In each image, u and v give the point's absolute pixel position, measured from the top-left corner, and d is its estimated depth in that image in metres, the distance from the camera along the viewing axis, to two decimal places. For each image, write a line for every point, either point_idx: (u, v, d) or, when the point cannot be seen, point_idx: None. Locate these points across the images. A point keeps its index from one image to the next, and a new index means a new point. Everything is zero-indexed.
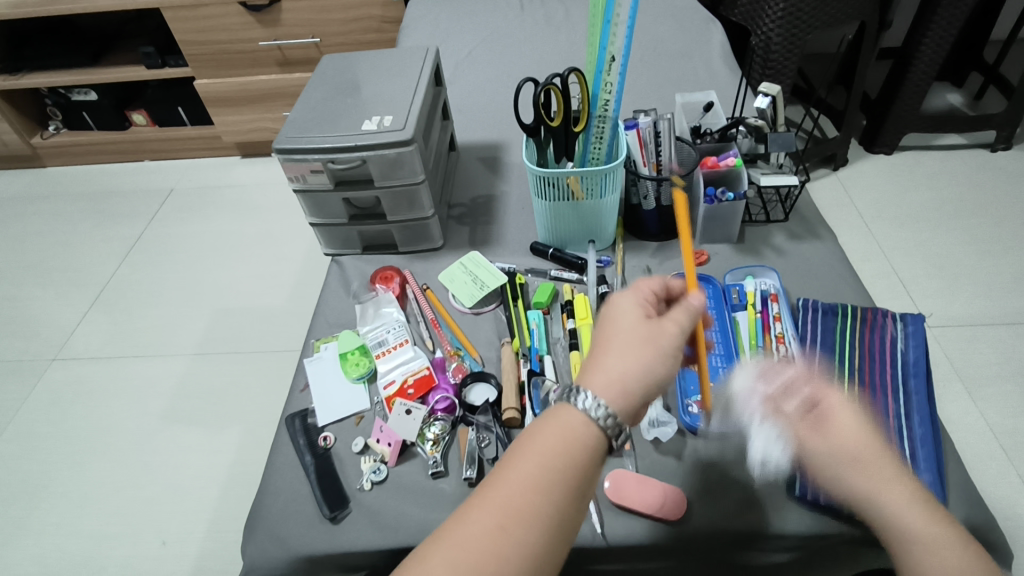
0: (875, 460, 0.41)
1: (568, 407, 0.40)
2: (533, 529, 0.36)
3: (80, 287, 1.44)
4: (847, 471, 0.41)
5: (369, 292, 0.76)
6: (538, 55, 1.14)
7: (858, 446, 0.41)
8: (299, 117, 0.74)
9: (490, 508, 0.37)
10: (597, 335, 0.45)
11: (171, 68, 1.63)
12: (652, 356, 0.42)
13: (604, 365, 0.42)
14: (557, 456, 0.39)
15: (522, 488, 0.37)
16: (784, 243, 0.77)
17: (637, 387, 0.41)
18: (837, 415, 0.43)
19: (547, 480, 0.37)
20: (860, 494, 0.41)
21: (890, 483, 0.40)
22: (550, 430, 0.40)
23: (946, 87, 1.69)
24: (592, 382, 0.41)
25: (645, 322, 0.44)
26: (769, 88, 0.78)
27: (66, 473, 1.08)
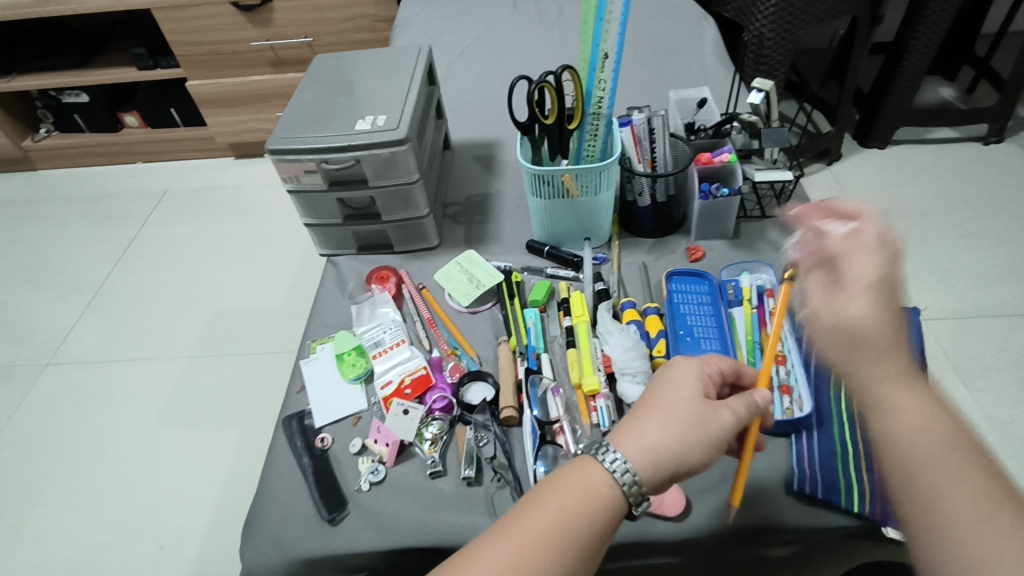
0: (873, 333, 0.38)
1: (595, 463, 0.40)
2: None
3: (74, 290, 1.43)
4: (839, 342, 0.40)
5: (365, 293, 0.75)
6: (532, 53, 1.14)
7: (860, 321, 0.39)
8: (292, 118, 0.74)
9: (501, 555, 0.37)
10: (647, 396, 0.44)
11: (163, 69, 1.62)
12: (695, 437, 0.42)
13: (644, 427, 0.42)
14: (573, 512, 0.38)
15: (534, 538, 0.37)
16: (780, 238, 0.77)
17: (668, 463, 0.41)
18: (851, 285, 0.40)
19: (561, 537, 0.37)
20: (849, 368, 0.39)
21: (881, 360, 0.38)
22: (572, 483, 0.40)
23: (938, 81, 1.70)
24: (627, 443, 0.41)
25: (701, 401, 0.43)
26: (763, 83, 0.78)
27: (62, 478, 1.08)
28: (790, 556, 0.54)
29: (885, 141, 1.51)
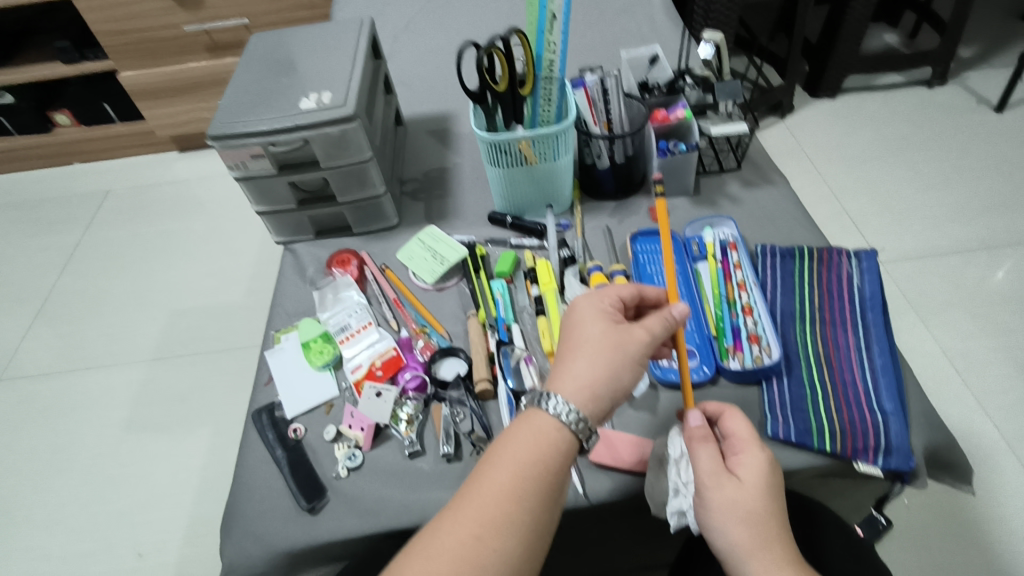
0: (764, 524, 0.42)
1: (540, 412, 0.42)
2: (509, 537, 0.38)
3: (20, 302, 1.36)
4: (737, 528, 0.42)
5: (326, 278, 0.73)
6: (480, 19, 1.10)
7: (751, 505, 0.43)
8: (232, 101, 0.70)
9: (467, 520, 0.38)
10: (566, 341, 0.47)
11: (91, 62, 1.54)
12: (621, 364, 0.45)
13: (571, 369, 0.44)
14: (529, 464, 0.40)
15: (496, 497, 0.39)
16: (739, 191, 0.78)
17: (604, 393, 0.44)
18: (747, 474, 0.44)
19: (521, 488, 0.39)
20: (738, 550, 0.42)
21: (770, 548, 0.42)
22: (520, 437, 0.42)
23: (882, 28, 1.73)
24: (561, 385, 0.44)
25: (613, 330, 0.46)
26: (712, 36, 0.77)
27: (27, 495, 1.04)
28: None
29: (834, 91, 1.54)
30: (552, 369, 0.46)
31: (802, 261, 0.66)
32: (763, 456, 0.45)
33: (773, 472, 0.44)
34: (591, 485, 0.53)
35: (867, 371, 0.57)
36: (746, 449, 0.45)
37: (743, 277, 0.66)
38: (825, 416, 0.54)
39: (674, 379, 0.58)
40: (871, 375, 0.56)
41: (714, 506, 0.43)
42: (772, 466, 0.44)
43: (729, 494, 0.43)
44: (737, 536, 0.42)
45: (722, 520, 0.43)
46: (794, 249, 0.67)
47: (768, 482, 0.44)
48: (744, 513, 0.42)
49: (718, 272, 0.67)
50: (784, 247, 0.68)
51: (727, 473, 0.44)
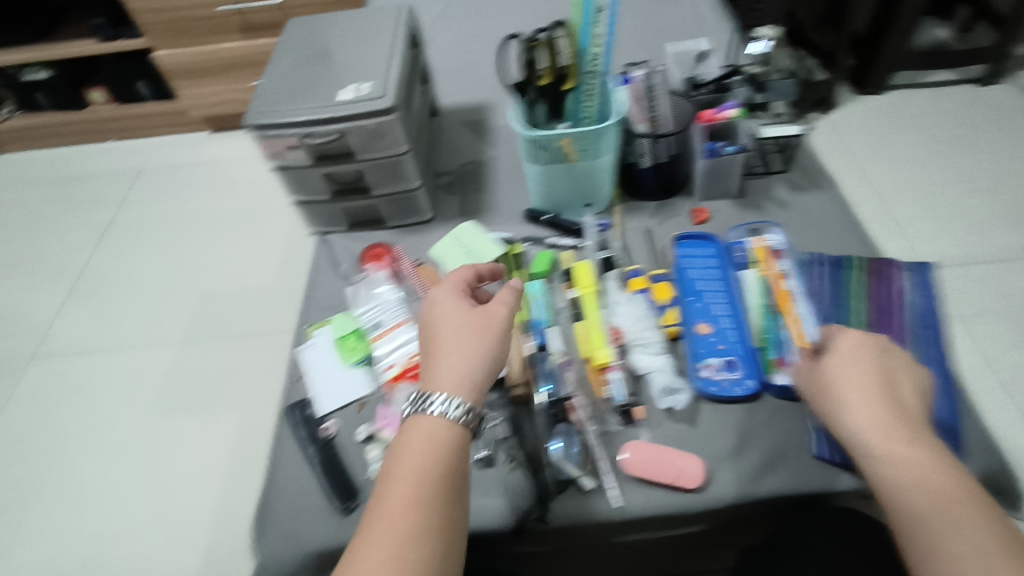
0: (839, 387, 0.45)
1: (422, 417, 0.42)
2: (424, 542, 0.36)
3: (54, 279, 1.38)
4: (821, 401, 0.46)
5: (360, 273, 0.72)
6: (520, 7, 1.08)
7: (833, 376, 0.46)
8: (269, 90, 0.69)
9: (379, 539, 0.36)
10: (430, 341, 0.47)
11: (126, 40, 1.53)
12: (489, 343, 0.46)
13: (442, 363, 0.45)
14: (431, 467, 0.40)
15: (405, 508, 0.37)
16: (786, 195, 0.75)
17: (480, 376, 0.45)
18: (830, 353, 0.47)
19: (426, 492, 0.38)
20: (833, 418, 0.45)
21: (863, 404, 0.43)
22: (414, 444, 0.41)
23: (933, 22, 1.65)
24: (437, 382, 0.44)
25: (472, 313, 0.48)
26: (764, 32, 0.75)
27: (61, 471, 1.06)
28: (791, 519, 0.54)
29: (881, 87, 1.48)
30: (425, 371, 0.46)
31: (851, 273, 0.64)
32: (843, 336, 0.48)
33: (858, 347, 0.46)
34: (628, 499, 0.52)
35: None
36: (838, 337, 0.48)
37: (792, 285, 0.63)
38: None
39: (716, 392, 0.56)
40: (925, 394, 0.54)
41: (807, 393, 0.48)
42: (857, 343, 0.46)
43: (812, 378, 0.48)
44: (823, 408, 0.46)
45: (816, 400, 0.47)
46: (841, 259, 0.65)
47: (859, 355, 0.46)
48: (827, 384, 0.46)
49: (764, 280, 0.63)
50: (830, 257, 0.66)
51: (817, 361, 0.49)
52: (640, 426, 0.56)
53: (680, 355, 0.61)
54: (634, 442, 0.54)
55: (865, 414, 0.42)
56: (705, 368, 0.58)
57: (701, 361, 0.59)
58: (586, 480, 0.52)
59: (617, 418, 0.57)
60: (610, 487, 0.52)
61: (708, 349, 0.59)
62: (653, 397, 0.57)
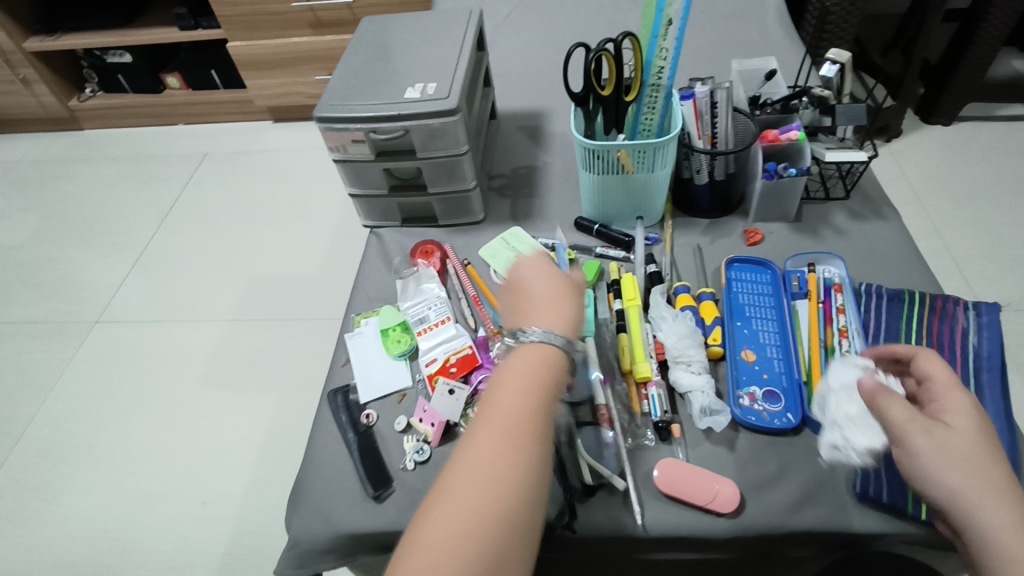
0: (992, 471, 0.39)
1: (534, 342, 0.45)
2: (545, 410, 0.42)
3: (118, 250, 1.45)
4: (959, 471, 0.39)
5: (410, 267, 0.74)
6: (584, 16, 1.08)
7: (967, 448, 0.40)
8: (339, 85, 0.71)
9: (513, 396, 0.42)
10: (526, 289, 0.50)
11: (204, 29, 1.61)
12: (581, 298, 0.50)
13: (552, 308, 0.48)
14: (540, 366, 0.44)
15: (530, 381, 0.43)
16: (845, 223, 0.73)
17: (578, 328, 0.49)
18: (958, 419, 0.41)
19: (546, 373, 0.44)
20: (963, 498, 0.38)
21: (999, 501, 0.38)
22: (529, 349, 0.45)
23: (1012, 52, 1.58)
24: (553, 320, 0.47)
25: (563, 274, 0.52)
26: (838, 54, 0.73)
27: (111, 431, 1.12)
28: (825, 556, 0.53)
29: (950, 118, 1.43)
30: (527, 311, 0.48)
31: (911, 307, 0.61)
32: (964, 405, 0.42)
33: (982, 421, 0.41)
34: (657, 516, 0.51)
35: None
36: (952, 399, 0.43)
37: (846, 322, 0.61)
38: None
39: (755, 421, 0.55)
40: None
41: (927, 453, 0.40)
42: (975, 410, 0.42)
43: (941, 438, 0.40)
44: (959, 480, 0.39)
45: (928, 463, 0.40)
46: (903, 292, 0.62)
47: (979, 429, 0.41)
48: (961, 458, 0.39)
49: (818, 314, 0.62)
50: (892, 289, 0.63)
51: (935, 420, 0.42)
52: (676, 444, 0.55)
53: (722, 376, 0.60)
54: (669, 459, 0.53)
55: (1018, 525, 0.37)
56: (745, 396, 0.57)
57: (742, 389, 0.57)
58: (617, 480, 0.52)
59: (652, 434, 0.56)
60: (634, 500, 0.52)
61: (750, 377, 0.58)
62: (693, 415, 0.56)
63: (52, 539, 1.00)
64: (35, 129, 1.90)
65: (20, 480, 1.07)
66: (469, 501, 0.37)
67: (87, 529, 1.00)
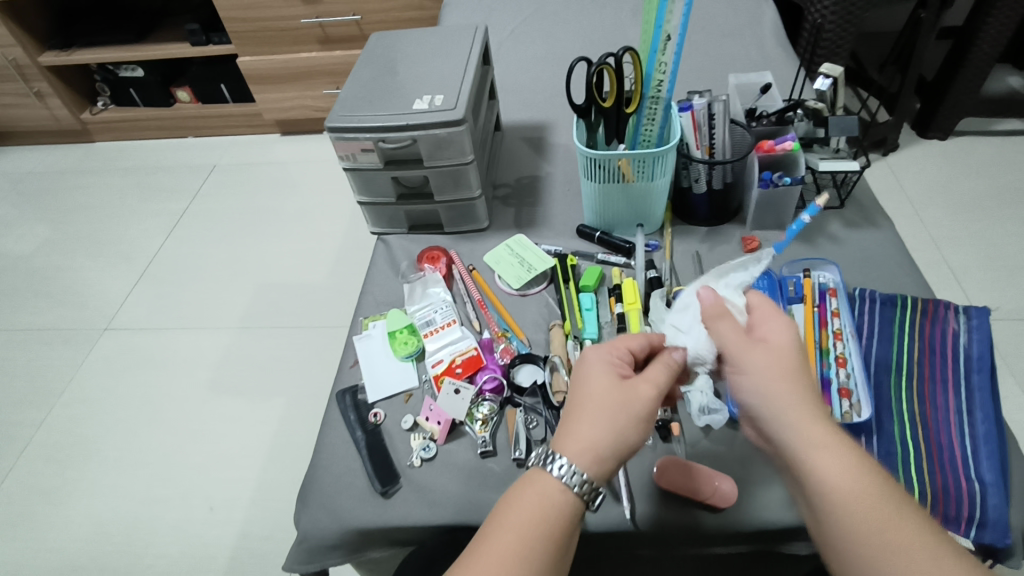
0: (800, 379, 0.43)
1: (543, 472, 0.42)
2: (540, 554, 0.39)
3: (127, 260, 1.48)
4: (770, 383, 0.42)
5: (417, 272, 0.76)
6: (586, 33, 1.11)
7: (786, 360, 0.43)
8: (350, 96, 0.74)
9: (509, 533, 0.39)
10: (571, 395, 0.46)
11: (215, 45, 1.65)
12: (627, 422, 0.43)
13: (581, 430, 0.43)
14: (543, 511, 0.40)
15: (528, 525, 0.40)
16: (840, 231, 0.75)
17: (608, 453, 0.42)
18: (773, 337, 0.45)
19: (547, 515, 0.40)
20: (777, 407, 0.42)
21: (804, 410, 0.41)
22: (536, 488, 0.41)
23: (1008, 69, 1.61)
24: (572, 448, 0.42)
25: (619, 382, 0.45)
26: (831, 69, 0.75)
27: (118, 436, 1.13)
28: (820, 554, 0.54)
29: (946, 132, 1.45)
30: (563, 426, 0.44)
31: (903, 311, 0.62)
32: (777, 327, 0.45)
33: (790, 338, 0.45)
34: (656, 513, 0.52)
35: (967, 437, 0.53)
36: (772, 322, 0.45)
37: (840, 326, 0.63)
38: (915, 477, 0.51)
39: None
40: (971, 442, 0.53)
41: (755, 367, 0.43)
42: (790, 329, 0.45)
43: (766, 352, 0.44)
44: (768, 391, 0.42)
45: (746, 374, 0.44)
46: (895, 297, 0.64)
47: (787, 347, 0.44)
48: (778, 371, 0.43)
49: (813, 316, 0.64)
50: (884, 294, 0.64)
51: (757, 338, 0.45)
52: (675, 442, 0.57)
53: (720, 377, 0.61)
54: (668, 458, 0.55)
55: (825, 446, 0.39)
56: None
57: None
58: None
59: (653, 433, 0.57)
60: (625, 498, 0.53)
61: None
62: (692, 415, 0.57)
63: (58, 543, 1.01)
64: (47, 141, 1.93)
65: (28, 485, 1.09)
66: None
67: (93, 533, 1.02)
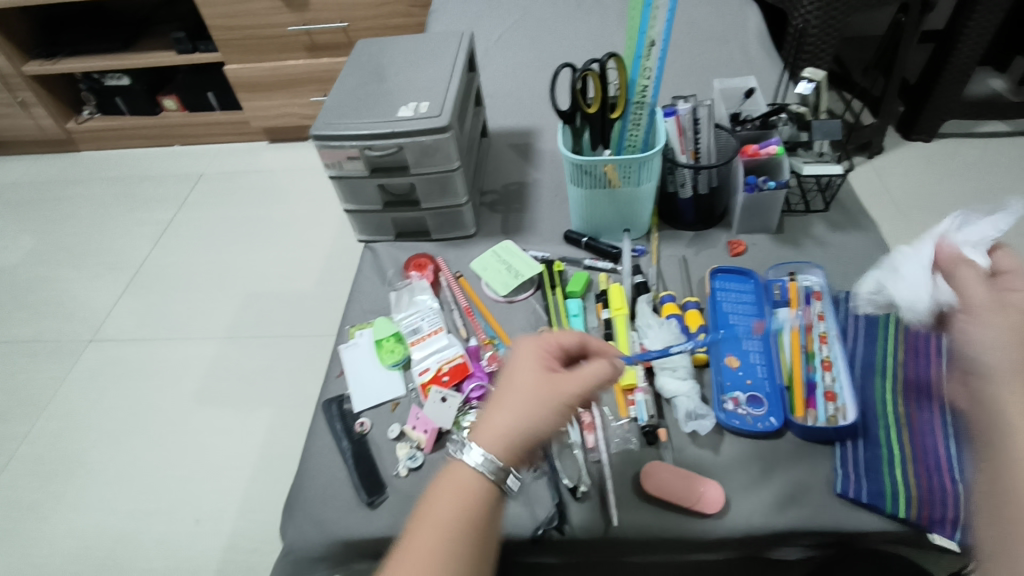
0: None
1: (455, 463, 0.42)
2: (457, 531, 0.39)
3: (113, 270, 1.47)
4: (1003, 342, 0.38)
5: (403, 280, 0.75)
6: (572, 39, 1.12)
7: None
8: (336, 104, 0.74)
9: (426, 519, 0.40)
10: (496, 385, 0.47)
11: (202, 52, 1.64)
12: (538, 415, 0.44)
13: (493, 420, 0.44)
14: (456, 494, 0.41)
15: (445, 509, 0.40)
16: (825, 234, 0.75)
17: (521, 443, 0.43)
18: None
19: (461, 497, 0.41)
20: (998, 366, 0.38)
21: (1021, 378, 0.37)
22: (450, 478, 0.42)
23: (990, 72, 1.63)
24: (480, 436, 0.43)
25: (539, 375, 0.45)
26: (815, 73, 0.76)
27: (104, 450, 1.12)
28: (808, 559, 0.54)
29: (930, 134, 1.47)
30: (483, 415, 0.45)
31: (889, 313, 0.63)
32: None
33: None
34: (644, 520, 0.52)
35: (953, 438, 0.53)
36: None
37: (826, 329, 0.63)
38: (901, 480, 0.51)
39: (739, 425, 0.56)
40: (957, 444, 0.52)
41: (987, 321, 0.39)
42: None
43: (1010, 316, 0.39)
44: (997, 345, 0.38)
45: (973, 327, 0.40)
46: None
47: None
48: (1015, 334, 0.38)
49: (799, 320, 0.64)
50: None
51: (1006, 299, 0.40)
52: (663, 448, 0.56)
53: (706, 382, 0.61)
54: (656, 463, 0.55)
55: None
56: (729, 401, 0.58)
57: (726, 394, 0.59)
58: (582, 486, 0.54)
59: (641, 439, 0.57)
60: (614, 505, 0.53)
61: (735, 383, 0.60)
62: (678, 419, 0.58)
63: (42, 558, 1.00)
64: (32, 151, 1.91)
65: (11, 500, 1.07)
66: None
67: (78, 548, 1.00)
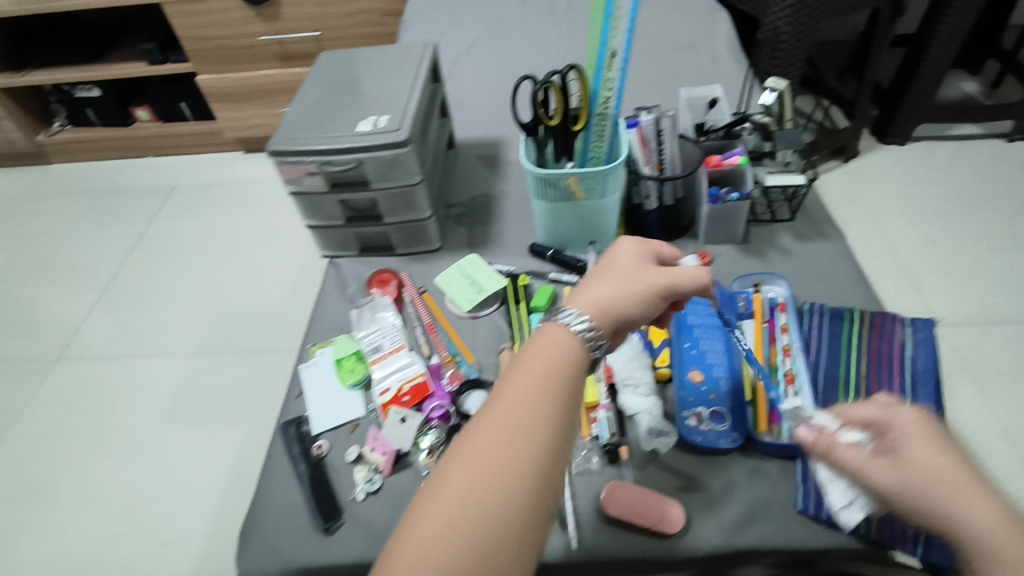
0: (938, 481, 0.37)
1: (556, 324, 0.42)
2: (547, 391, 0.38)
3: (83, 285, 1.44)
4: (913, 494, 0.38)
5: (366, 297, 0.74)
6: (541, 48, 1.11)
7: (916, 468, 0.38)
8: (294, 118, 0.72)
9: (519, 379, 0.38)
10: (594, 269, 0.48)
11: (173, 63, 1.62)
12: (632, 294, 0.45)
13: (594, 290, 0.44)
14: (547, 356, 0.40)
15: (536, 370, 0.39)
16: (790, 243, 0.75)
17: (613, 312, 0.43)
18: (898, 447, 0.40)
19: (552, 359, 0.40)
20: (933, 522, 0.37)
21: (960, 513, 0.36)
22: (542, 344, 0.41)
23: (962, 75, 1.65)
24: (581, 300, 0.43)
25: (641, 266, 0.47)
26: (776, 83, 0.75)
27: (70, 471, 1.09)
28: None
29: (904, 138, 1.48)
30: (578, 288, 0.46)
31: (852, 325, 0.63)
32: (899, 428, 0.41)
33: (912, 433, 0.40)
34: (603, 541, 0.51)
35: None
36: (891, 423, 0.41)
37: (789, 341, 0.62)
38: None
39: (700, 441, 0.56)
40: None
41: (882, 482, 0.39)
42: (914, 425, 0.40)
43: (894, 466, 0.39)
44: (915, 508, 0.38)
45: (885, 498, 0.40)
46: (843, 310, 0.64)
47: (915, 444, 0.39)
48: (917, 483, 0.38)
49: (763, 332, 0.63)
50: (833, 307, 0.64)
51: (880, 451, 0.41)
52: (624, 467, 0.56)
53: (670, 398, 0.60)
54: (616, 483, 0.54)
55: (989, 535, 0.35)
56: (691, 417, 0.58)
57: (688, 410, 0.58)
58: None
59: (603, 458, 0.56)
60: (572, 528, 0.52)
61: (697, 398, 0.59)
62: (640, 437, 0.57)
63: None
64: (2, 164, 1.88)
65: None
66: (463, 491, 0.33)
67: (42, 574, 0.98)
